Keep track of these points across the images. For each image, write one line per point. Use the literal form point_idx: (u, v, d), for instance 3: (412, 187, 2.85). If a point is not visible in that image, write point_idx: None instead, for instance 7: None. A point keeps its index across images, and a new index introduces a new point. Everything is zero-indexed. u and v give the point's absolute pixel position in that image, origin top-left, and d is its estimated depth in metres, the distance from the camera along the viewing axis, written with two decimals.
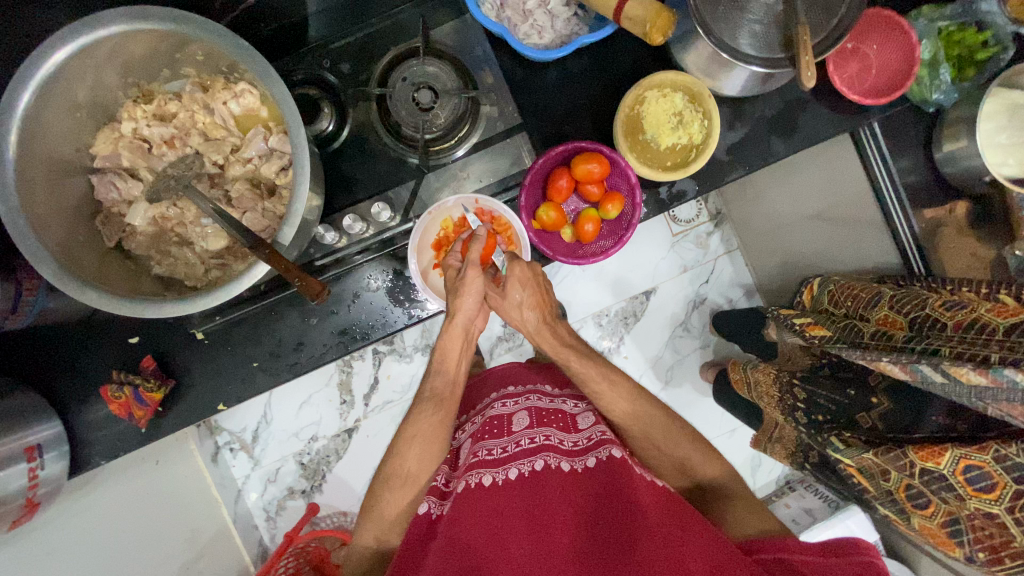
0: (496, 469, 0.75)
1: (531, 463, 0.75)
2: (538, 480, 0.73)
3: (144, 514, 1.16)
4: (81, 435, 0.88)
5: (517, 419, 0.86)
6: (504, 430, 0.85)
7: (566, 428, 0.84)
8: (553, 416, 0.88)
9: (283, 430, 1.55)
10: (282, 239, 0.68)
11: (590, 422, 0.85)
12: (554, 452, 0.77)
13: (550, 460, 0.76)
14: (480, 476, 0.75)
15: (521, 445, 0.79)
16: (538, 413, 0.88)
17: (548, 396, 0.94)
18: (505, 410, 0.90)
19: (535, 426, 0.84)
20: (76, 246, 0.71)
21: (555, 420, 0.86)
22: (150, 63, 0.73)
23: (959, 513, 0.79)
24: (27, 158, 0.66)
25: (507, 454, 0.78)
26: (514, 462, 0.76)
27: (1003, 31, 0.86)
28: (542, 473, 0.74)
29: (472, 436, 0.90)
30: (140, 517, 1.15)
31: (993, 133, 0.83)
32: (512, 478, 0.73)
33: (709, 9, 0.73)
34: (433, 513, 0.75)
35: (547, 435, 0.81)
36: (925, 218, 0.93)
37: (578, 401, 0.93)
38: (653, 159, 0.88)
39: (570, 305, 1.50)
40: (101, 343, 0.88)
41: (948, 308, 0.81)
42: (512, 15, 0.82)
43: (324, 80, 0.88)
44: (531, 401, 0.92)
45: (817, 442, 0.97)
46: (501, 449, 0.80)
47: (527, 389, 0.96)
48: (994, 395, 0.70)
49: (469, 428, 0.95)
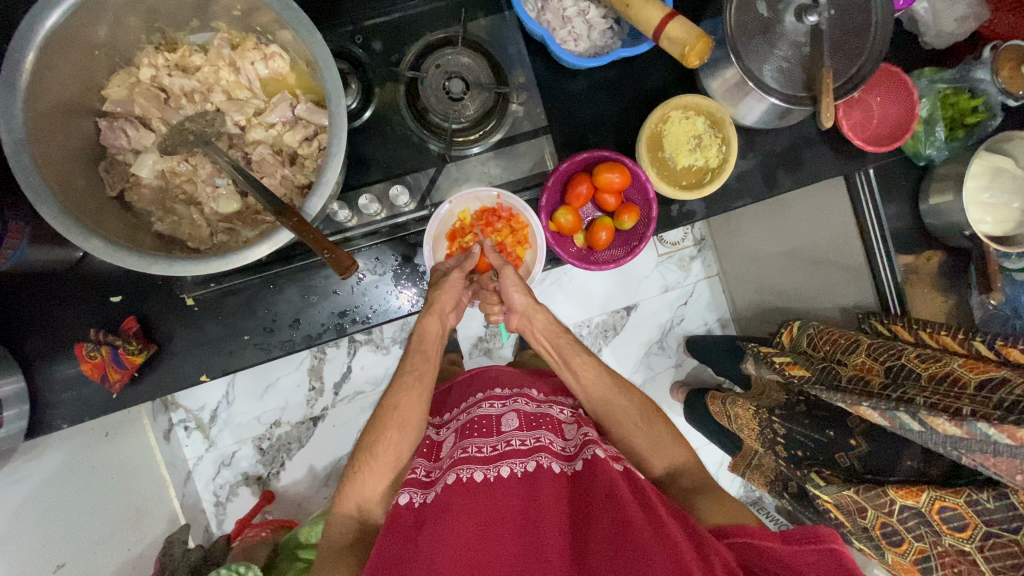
0: (486, 467, 0.77)
1: (524, 463, 0.77)
2: (531, 481, 0.75)
3: (78, 491, 1.07)
4: (45, 395, 0.82)
5: (506, 420, 0.86)
6: (493, 429, 0.84)
7: (553, 431, 0.86)
8: (540, 420, 0.88)
9: (245, 412, 1.51)
10: (310, 209, 0.66)
11: (575, 431, 0.87)
12: (546, 453, 0.80)
13: (543, 462, 0.78)
14: (470, 470, 0.76)
15: (511, 445, 0.80)
16: (527, 416, 0.88)
17: (536, 401, 0.93)
18: (493, 411, 0.89)
19: (525, 429, 0.84)
20: (77, 191, 0.66)
21: (543, 423, 0.87)
22: (180, 11, 0.70)
23: (930, 551, 0.83)
24: (39, 88, 0.62)
25: (497, 453, 0.79)
26: (506, 460, 0.78)
27: (993, 99, 0.93)
28: (535, 474, 0.76)
29: (455, 432, 0.90)
30: (74, 493, 1.06)
31: (978, 191, 0.92)
32: (505, 476, 0.75)
33: (743, 38, 0.77)
34: (416, 502, 0.75)
35: (537, 437, 0.83)
36: (905, 263, 0.99)
37: (569, 410, 0.94)
38: (670, 176, 0.91)
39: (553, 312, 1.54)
40: (79, 297, 0.83)
41: (922, 359, 0.86)
42: (552, 19, 0.85)
43: (352, 55, 0.86)
44: (516, 404, 0.91)
45: (795, 475, 1.02)
46: (490, 447, 0.80)
47: (513, 392, 0.95)
48: (967, 445, 0.75)
49: (453, 424, 0.94)
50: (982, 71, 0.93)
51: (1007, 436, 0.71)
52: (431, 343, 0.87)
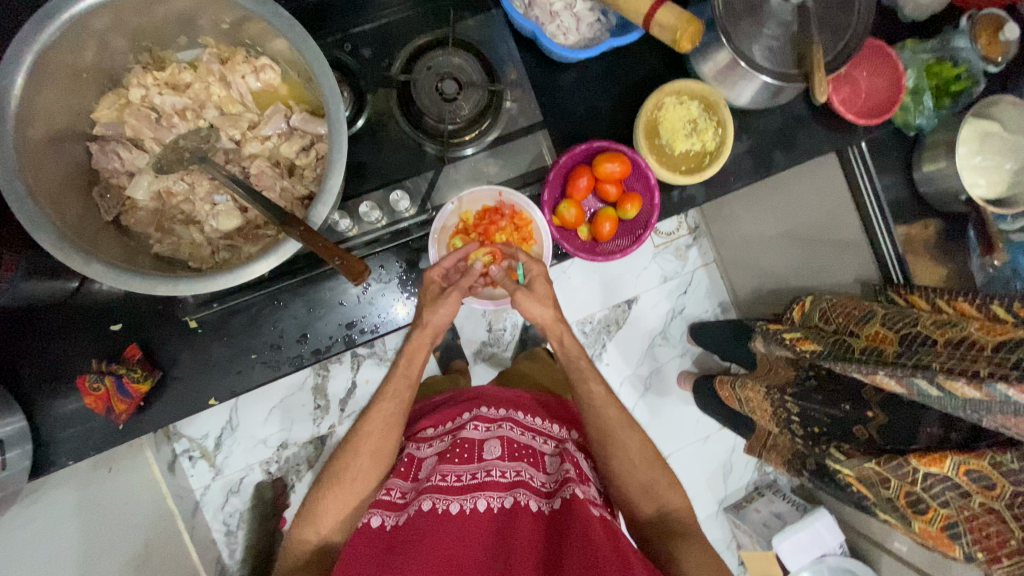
0: (462, 497, 0.74)
1: (502, 498, 0.75)
2: (506, 518, 0.73)
3: (80, 532, 1.04)
4: (49, 433, 0.80)
5: (489, 446, 0.82)
6: (474, 455, 0.80)
7: (535, 464, 0.82)
8: (524, 451, 0.83)
9: (249, 436, 1.48)
10: (316, 217, 0.65)
11: (559, 465, 0.82)
12: (526, 489, 0.77)
13: (521, 498, 0.75)
14: (446, 501, 0.73)
15: (490, 475, 0.77)
16: (512, 444, 0.84)
17: (522, 426, 0.89)
18: (477, 434, 0.84)
19: (508, 459, 0.81)
20: (72, 217, 0.65)
21: (527, 456, 0.83)
22: (166, 29, 0.69)
23: (955, 516, 0.82)
24: (27, 114, 0.60)
25: (475, 482, 0.76)
26: (482, 492, 0.75)
27: (975, 67, 0.95)
28: (511, 510, 0.74)
29: (437, 453, 0.84)
30: (77, 534, 1.03)
31: (970, 155, 0.93)
32: (479, 510, 0.73)
33: (731, 21, 0.78)
34: (387, 524, 0.74)
35: (519, 470, 0.80)
36: (902, 234, 1.00)
37: (554, 442, 0.89)
38: (668, 164, 0.91)
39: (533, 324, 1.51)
40: (78, 328, 0.81)
41: (939, 326, 0.85)
42: (540, 15, 0.85)
43: (343, 64, 0.85)
44: (502, 430, 0.85)
45: (813, 452, 1.03)
46: (468, 476, 0.77)
47: (501, 414, 0.89)
48: (987, 407, 0.76)
49: (435, 444, 0.88)
50: (962, 39, 0.95)
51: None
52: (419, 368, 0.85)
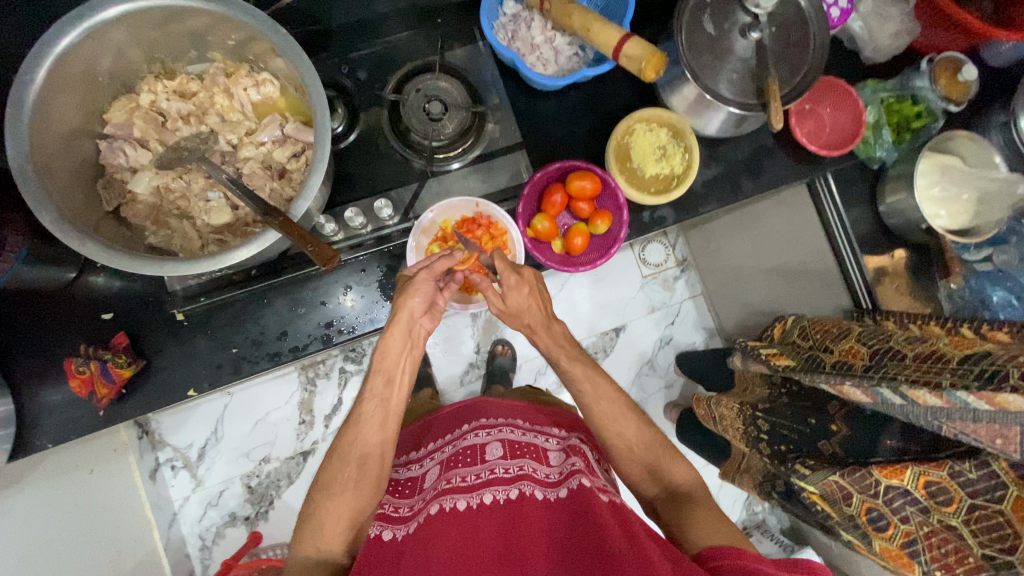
0: (469, 494, 0.72)
1: (507, 491, 0.73)
2: (514, 510, 0.71)
3: (51, 530, 1.03)
4: (33, 417, 0.83)
5: (491, 448, 0.81)
6: (476, 457, 0.79)
7: (538, 459, 0.80)
8: (525, 449, 0.81)
9: (232, 449, 1.48)
10: (295, 211, 0.70)
11: (563, 458, 0.80)
12: (529, 481, 0.75)
13: (526, 489, 0.73)
14: (454, 499, 0.72)
15: (494, 473, 0.75)
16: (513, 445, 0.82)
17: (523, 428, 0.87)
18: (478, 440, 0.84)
19: (510, 456, 0.79)
20: (76, 205, 0.71)
21: (528, 452, 0.81)
22: (178, 43, 0.76)
23: (916, 532, 0.83)
24: (44, 108, 0.67)
25: (480, 479, 0.74)
26: (488, 487, 0.73)
27: (934, 105, 1.01)
28: (519, 501, 0.71)
29: (440, 464, 0.84)
30: (47, 532, 1.02)
31: (928, 186, 0.98)
32: (487, 503, 0.71)
33: (695, 57, 0.84)
34: (398, 536, 0.72)
35: (520, 465, 0.77)
36: (872, 264, 1.03)
37: (557, 438, 0.87)
38: (638, 184, 0.96)
39: (519, 346, 1.54)
40: (70, 317, 0.85)
41: (909, 342, 0.87)
42: (521, 47, 0.92)
43: (340, 84, 0.94)
44: (503, 433, 0.84)
45: (781, 472, 1.01)
46: (473, 476, 0.75)
47: (502, 421, 0.88)
48: (948, 414, 0.75)
49: (438, 455, 0.87)
50: (921, 80, 1.01)
51: (985, 402, 0.71)
52: (393, 360, 0.80)
